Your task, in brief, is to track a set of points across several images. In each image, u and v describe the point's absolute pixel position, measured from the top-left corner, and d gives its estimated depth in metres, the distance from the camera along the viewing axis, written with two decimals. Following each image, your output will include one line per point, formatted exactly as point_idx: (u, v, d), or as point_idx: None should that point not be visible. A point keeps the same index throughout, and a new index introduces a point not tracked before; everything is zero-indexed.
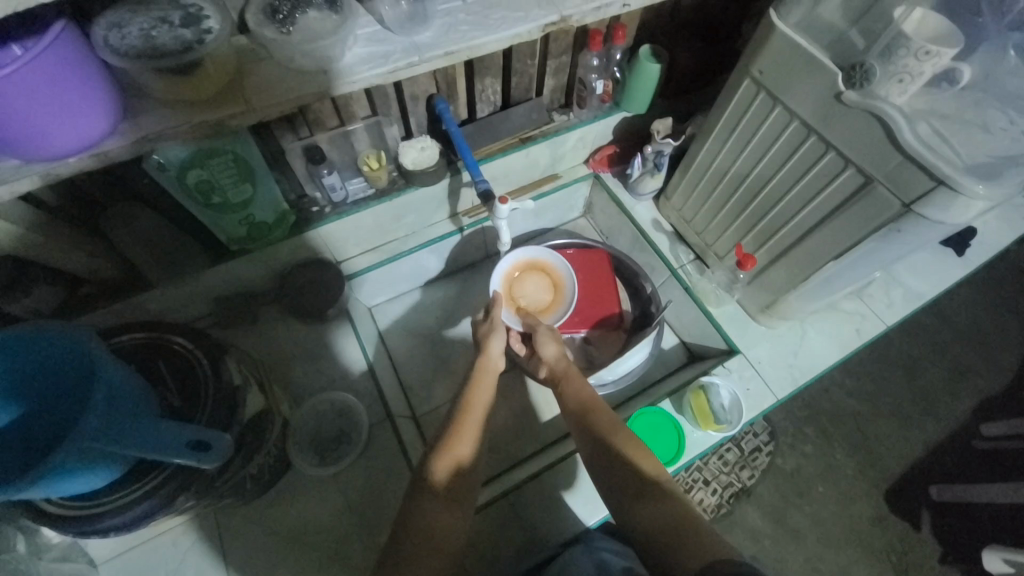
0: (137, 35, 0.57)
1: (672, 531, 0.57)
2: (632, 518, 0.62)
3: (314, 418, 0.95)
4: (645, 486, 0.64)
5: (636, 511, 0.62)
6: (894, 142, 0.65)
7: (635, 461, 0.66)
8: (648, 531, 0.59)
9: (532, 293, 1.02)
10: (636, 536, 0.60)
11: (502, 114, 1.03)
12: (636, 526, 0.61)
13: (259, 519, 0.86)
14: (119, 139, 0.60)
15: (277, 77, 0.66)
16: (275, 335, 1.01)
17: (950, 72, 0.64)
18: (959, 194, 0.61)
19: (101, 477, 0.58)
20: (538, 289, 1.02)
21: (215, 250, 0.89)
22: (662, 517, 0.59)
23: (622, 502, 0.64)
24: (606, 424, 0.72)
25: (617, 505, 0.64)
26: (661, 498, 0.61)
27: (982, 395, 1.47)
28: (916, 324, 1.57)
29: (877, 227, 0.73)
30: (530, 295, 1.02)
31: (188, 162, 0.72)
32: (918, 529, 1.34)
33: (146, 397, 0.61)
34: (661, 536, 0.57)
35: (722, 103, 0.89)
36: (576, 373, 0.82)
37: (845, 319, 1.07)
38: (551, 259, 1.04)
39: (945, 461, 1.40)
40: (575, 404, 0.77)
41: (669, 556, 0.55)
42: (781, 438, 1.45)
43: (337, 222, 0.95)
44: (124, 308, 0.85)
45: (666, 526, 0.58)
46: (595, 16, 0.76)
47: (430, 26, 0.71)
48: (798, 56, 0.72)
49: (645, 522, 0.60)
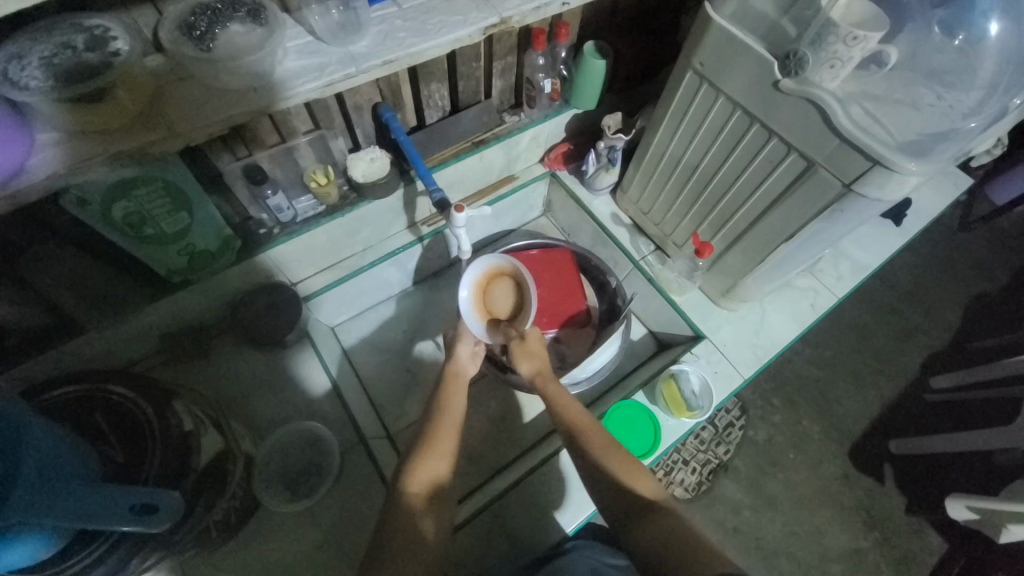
0: (38, 65, 0.52)
1: (678, 551, 0.58)
2: (634, 540, 0.63)
3: (281, 450, 0.90)
4: (643, 504, 0.65)
5: (638, 530, 0.63)
6: (830, 128, 0.68)
7: (633, 482, 0.68)
8: (650, 552, 0.60)
9: (504, 298, 0.93)
10: (638, 557, 0.62)
11: (452, 119, 1.01)
12: (637, 548, 0.62)
13: (232, 562, 0.81)
14: (33, 175, 0.54)
15: (201, 97, 0.62)
16: (232, 366, 0.96)
17: (877, 54, 0.66)
18: (894, 172, 0.64)
19: (42, 549, 0.53)
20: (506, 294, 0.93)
21: (154, 284, 0.83)
22: (663, 536, 0.61)
23: (625, 523, 0.65)
24: (600, 443, 0.73)
25: (620, 526, 0.66)
26: (662, 517, 0.63)
27: (928, 352, 1.57)
28: (865, 291, 1.66)
29: (822, 208, 0.75)
30: (501, 302, 0.93)
31: (111, 196, 0.66)
32: (882, 483, 1.43)
33: (81, 457, 0.55)
34: (661, 555, 0.59)
35: (668, 95, 0.90)
36: (561, 390, 0.83)
37: (800, 296, 1.11)
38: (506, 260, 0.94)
39: (901, 417, 1.49)
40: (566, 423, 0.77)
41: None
42: (752, 411, 1.50)
43: (288, 243, 0.91)
44: (57, 357, 0.78)
45: (666, 547, 0.59)
46: (535, 16, 0.75)
47: (364, 34, 0.68)
48: (734, 47, 0.74)
49: (647, 544, 0.61)
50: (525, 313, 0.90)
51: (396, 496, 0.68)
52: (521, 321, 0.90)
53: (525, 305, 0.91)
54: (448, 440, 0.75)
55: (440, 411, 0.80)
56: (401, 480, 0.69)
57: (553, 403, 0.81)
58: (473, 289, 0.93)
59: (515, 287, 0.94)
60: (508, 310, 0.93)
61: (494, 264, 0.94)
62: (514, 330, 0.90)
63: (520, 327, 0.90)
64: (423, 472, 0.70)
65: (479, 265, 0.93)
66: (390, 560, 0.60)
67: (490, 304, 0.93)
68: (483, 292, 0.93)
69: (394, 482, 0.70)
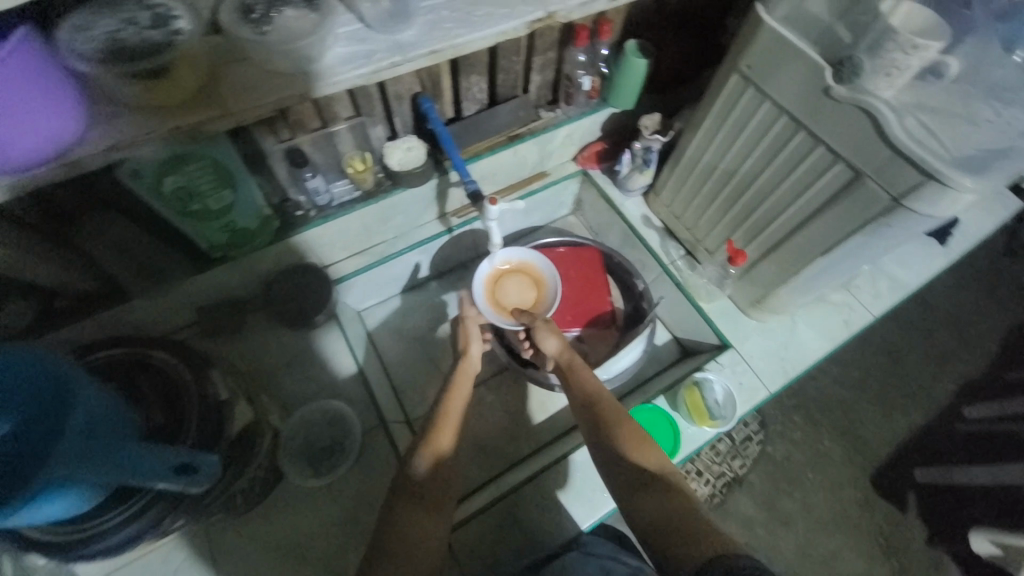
0: (102, 38, 0.54)
1: (677, 526, 0.59)
2: (636, 511, 0.64)
3: (304, 428, 0.93)
4: (647, 479, 0.66)
5: (641, 505, 0.64)
6: (883, 138, 0.65)
7: (640, 454, 0.69)
8: (649, 524, 0.61)
9: (518, 292, 0.96)
10: (637, 526, 0.63)
11: (489, 112, 1.01)
12: (637, 517, 0.64)
13: (251, 532, 0.84)
14: (87, 145, 0.57)
15: (254, 80, 0.64)
16: (263, 343, 0.98)
17: (936, 65, 0.64)
18: (948, 188, 0.61)
19: (83, 502, 0.56)
20: (519, 289, 0.96)
21: (196, 258, 0.86)
22: (665, 512, 0.62)
23: (627, 494, 0.66)
24: (611, 414, 0.74)
25: (622, 495, 0.67)
26: (664, 492, 0.64)
27: (964, 379, 1.51)
28: (900, 312, 1.60)
29: (865, 222, 0.73)
30: (513, 297, 0.96)
31: (164, 169, 0.70)
32: (904, 512, 1.37)
33: (124, 417, 0.58)
34: (661, 529, 0.60)
35: (710, 97, 0.88)
36: (581, 364, 0.83)
37: (834, 311, 1.08)
38: (521, 256, 0.98)
39: (930, 444, 1.43)
40: (580, 396, 0.78)
41: (671, 548, 0.57)
42: (771, 427, 1.46)
43: (324, 226, 0.93)
44: (103, 321, 0.82)
45: (666, 522, 0.60)
46: (581, 11, 0.75)
47: (412, 24, 0.69)
48: (786, 50, 0.72)
49: (648, 515, 0.62)
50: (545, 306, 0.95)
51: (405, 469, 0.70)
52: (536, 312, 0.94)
53: (540, 301, 0.96)
54: (455, 419, 0.76)
55: (446, 409, 0.77)
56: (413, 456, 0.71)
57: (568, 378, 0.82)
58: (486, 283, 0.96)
59: (526, 283, 0.97)
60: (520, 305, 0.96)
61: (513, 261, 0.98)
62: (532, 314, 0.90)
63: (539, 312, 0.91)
64: (433, 453, 0.71)
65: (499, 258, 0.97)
66: (399, 535, 0.63)
67: (502, 300, 0.95)
68: (496, 286, 0.96)
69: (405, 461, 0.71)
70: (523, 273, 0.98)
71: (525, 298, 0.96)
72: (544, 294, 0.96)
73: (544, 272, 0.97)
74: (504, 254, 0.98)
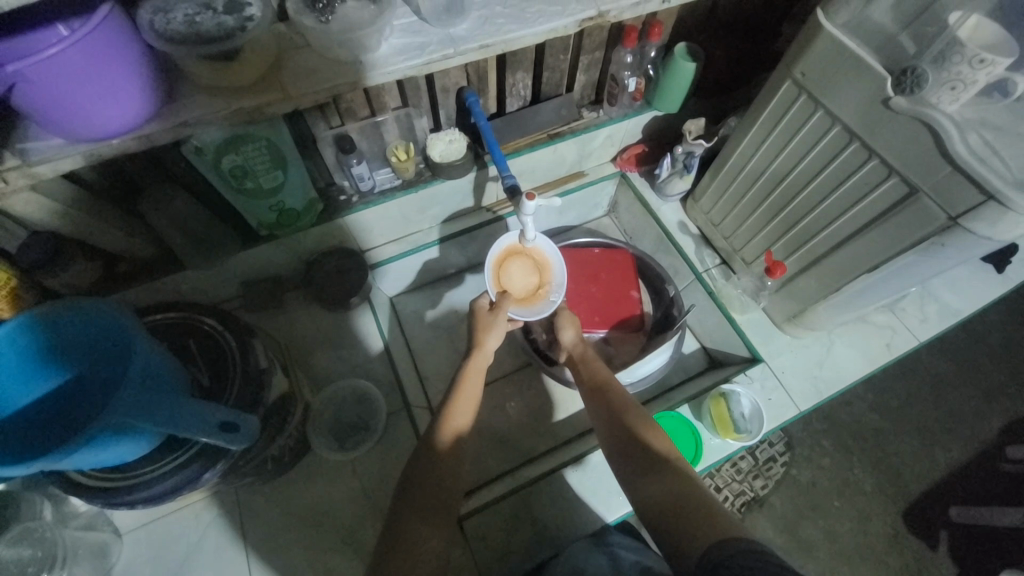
0: (181, 21, 0.57)
1: (679, 507, 0.57)
2: (641, 495, 0.62)
3: (334, 404, 0.97)
4: (653, 462, 0.64)
5: (647, 488, 0.62)
6: (943, 154, 0.63)
7: (643, 436, 0.68)
8: (654, 511, 0.59)
9: (520, 277, 0.92)
10: (642, 511, 0.61)
11: (533, 109, 1.02)
12: (642, 502, 0.61)
13: (276, 499, 0.88)
14: (158, 121, 0.61)
15: (314, 66, 0.67)
16: (300, 320, 1.03)
17: (1002, 82, 0.61)
18: (1009, 210, 0.58)
19: (133, 450, 0.60)
20: (524, 272, 0.93)
21: (246, 234, 0.90)
22: (670, 492, 0.59)
23: (632, 478, 0.64)
24: (619, 401, 0.74)
25: (627, 481, 0.65)
26: (668, 475, 0.62)
27: (1011, 417, 1.42)
28: (947, 341, 1.52)
29: (918, 240, 0.70)
30: (519, 284, 0.92)
31: (224, 147, 0.73)
32: (935, 549, 1.31)
33: (176, 376, 0.62)
34: (665, 516, 0.57)
35: (761, 102, 0.86)
36: (593, 356, 0.85)
37: (875, 333, 1.03)
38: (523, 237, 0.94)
39: (966, 482, 1.37)
40: (590, 385, 0.79)
41: (678, 531, 0.55)
42: (798, 449, 1.42)
43: (365, 211, 0.96)
44: (157, 286, 0.86)
45: (668, 505, 0.58)
46: (633, 12, 0.75)
47: (466, 18, 0.70)
48: (844, 59, 0.70)
49: (652, 500, 0.60)
50: (549, 291, 0.93)
51: (428, 439, 0.71)
52: (542, 298, 0.92)
53: (544, 282, 0.93)
54: (469, 404, 0.76)
55: (457, 389, 0.78)
56: (433, 430, 0.72)
57: (580, 373, 0.83)
58: (488, 279, 0.91)
59: (529, 266, 0.94)
60: (526, 291, 0.92)
61: (511, 246, 0.94)
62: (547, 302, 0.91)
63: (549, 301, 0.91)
64: (451, 429, 0.72)
65: (495, 248, 0.93)
66: (417, 512, 0.64)
67: (508, 284, 0.92)
68: (501, 270, 0.92)
69: (425, 435, 0.72)
70: (526, 255, 0.94)
71: (530, 281, 0.93)
72: (547, 276, 0.93)
73: (545, 249, 0.95)
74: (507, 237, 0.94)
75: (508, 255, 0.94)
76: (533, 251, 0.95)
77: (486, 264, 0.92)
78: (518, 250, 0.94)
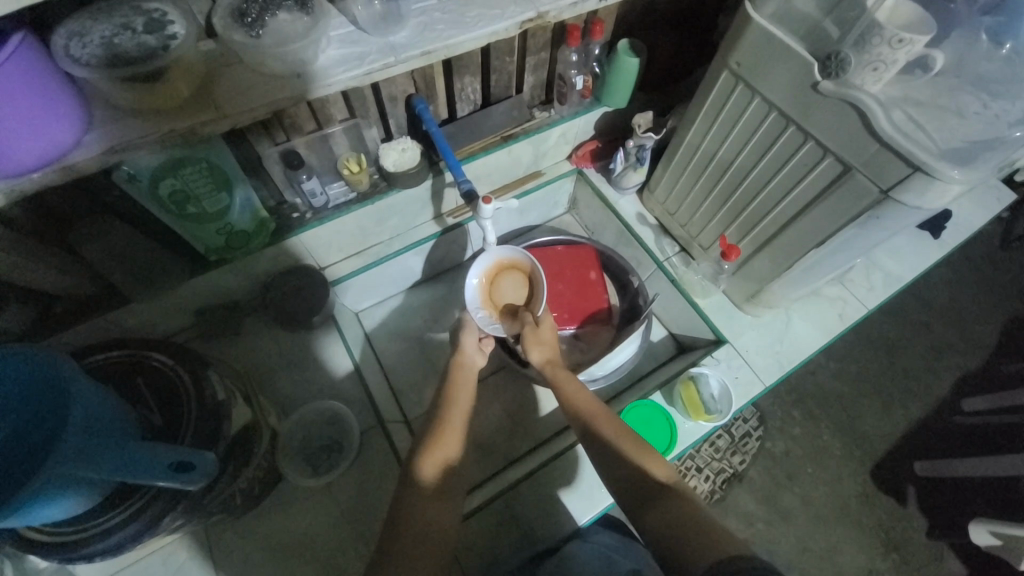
0: (98, 44, 0.54)
1: (688, 528, 0.58)
2: (646, 522, 0.62)
3: (304, 428, 0.94)
4: (657, 488, 0.65)
5: (653, 517, 0.61)
6: (871, 132, 0.66)
7: (646, 467, 0.68)
8: (660, 532, 0.59)
9: (509, 298, 0.94)
10: (647, 533, 0.61)
11: (484, 112, 1.02)
12: (650, 528, 0.61)
13: (251, 533, 0.85)
14: (84, 150, 0.57)
15: (250, 83, 0.64)
16: (261, 344, 0.99)
17: (923, 58, 0.64)
18: (936, 179, 0.62)
19: (79, 503, 0.56)
20: (513, 287, 0.95)
21: (193, 260, 0.86)
22: (677, 517, 0.60)
23: (638, 509, 0.64)
24: (614, 431, 0.73)
25: (631, 508, 0.65)
26: (674, 501, 0.62)
27: (960, 371, 1.52)
28: (896, 306, 1.61)
29: (855, 215, 0.74)
30: (507, 297, 0.94)
31: (159, 173, 0.70)
32: (904, 505, 1.38)
33: (125, 419, 0.59)
34: (672, 534, 0.58)
35: (702, 93, 0.89)
36: (569, 377, 0.84)
37: (829, 305, 1.08)
38: (520, 254, 0.94)
39: (928, 437, 1.44)
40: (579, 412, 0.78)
41: (681, 551, 0.56)
42: (770, 423, 1.47)
43: (320, 227, 0.93)
44: (102, 323, 0.82)
45: (674, 527, 0.59)
46: (571, 12, 0.76)
47: (405, 25, 0.69)
48: (775, 47, 0.73)
49: (656, 523, 0.60)
50: (536, 303, 0.92)
51: (407, 472, 0.70)
52: (529, 311, 0.92)
53: (536, 294, 0.93)
54: (458, 426, 0.76)
55: (445, 414, 0.77)
56: (413, 458, 0.71)
57: (566, 394, 0.81)
58: (478, 291, 0.94)
59: (523, 282, 0.95)
60: (512, 306, 0.94)
61: (486, 268, 0.95)
62: (529, 316, 0.91)
63: (535, 313, 0.91)
64: (437, 461, 0.71)
65: (487, 260, 0.94)
66: (401, 545, 0.62)
67: (496, 296, 0.95)
68: (493, 284, 0.95)
69: (407, 464, 0.71)
70: (522, 271, 0.95)
71: (520, 296, 0.94)
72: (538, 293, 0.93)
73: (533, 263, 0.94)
74: (503, 251, 0.95)
75: (502, 269, 0.96)
76: (508, 263, 0.96)
77: (471, 274, 0.93)
78: (513, 265, 0.95)
